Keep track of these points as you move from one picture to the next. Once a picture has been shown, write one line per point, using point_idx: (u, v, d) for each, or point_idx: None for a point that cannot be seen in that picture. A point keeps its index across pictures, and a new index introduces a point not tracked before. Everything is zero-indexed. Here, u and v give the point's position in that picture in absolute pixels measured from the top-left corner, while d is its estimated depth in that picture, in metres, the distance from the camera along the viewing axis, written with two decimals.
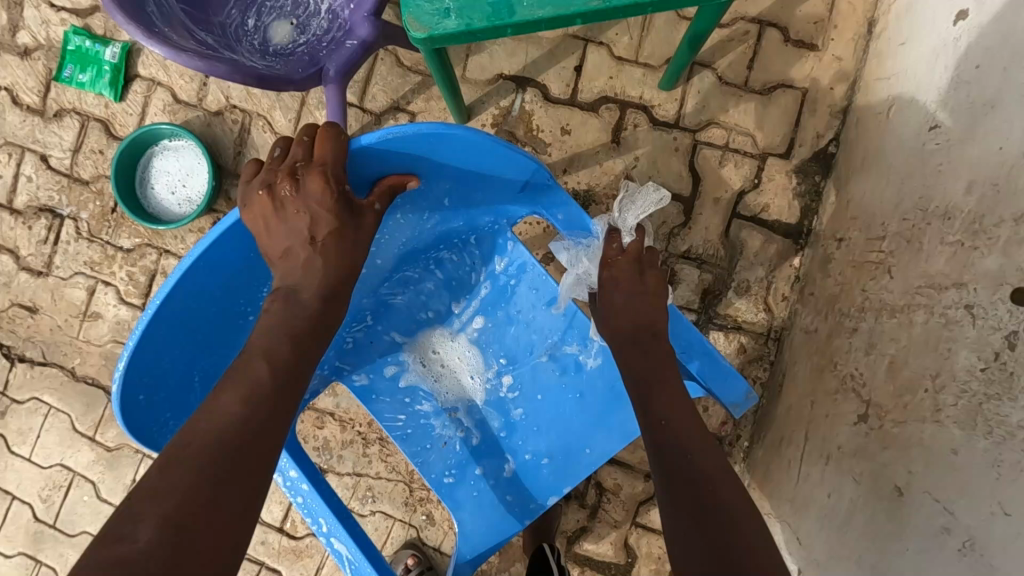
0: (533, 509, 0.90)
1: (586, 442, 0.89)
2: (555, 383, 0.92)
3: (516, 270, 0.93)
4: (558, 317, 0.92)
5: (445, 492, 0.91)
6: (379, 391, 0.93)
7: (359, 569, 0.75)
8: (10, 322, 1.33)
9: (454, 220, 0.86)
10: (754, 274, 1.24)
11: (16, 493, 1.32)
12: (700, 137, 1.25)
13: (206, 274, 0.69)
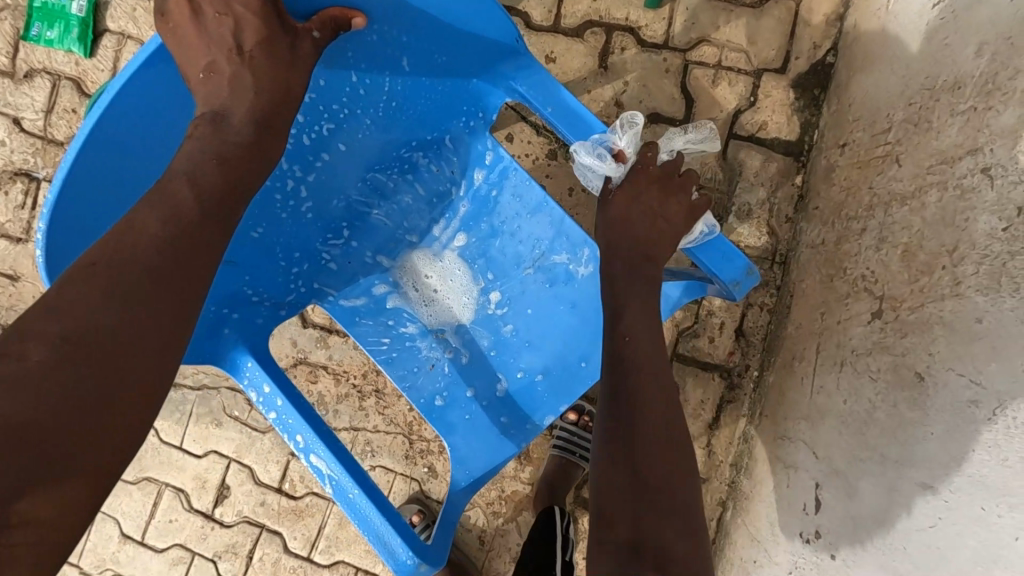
0: (530, 430, 0.88)
1: (583, 354, 0.86)
2: (544, 294, 0.90)
3: (498, 176, 0.92)
4: (546, 225, 0.90)
5: (436, 418, 0.90)
6: (360, 313, 0.92)
7: (339, 486, 0.75)
8: None
9: (422, 111, 0.85)
10: (755, 196, 1.19)
11: None
12: (690, 56, 1.19)
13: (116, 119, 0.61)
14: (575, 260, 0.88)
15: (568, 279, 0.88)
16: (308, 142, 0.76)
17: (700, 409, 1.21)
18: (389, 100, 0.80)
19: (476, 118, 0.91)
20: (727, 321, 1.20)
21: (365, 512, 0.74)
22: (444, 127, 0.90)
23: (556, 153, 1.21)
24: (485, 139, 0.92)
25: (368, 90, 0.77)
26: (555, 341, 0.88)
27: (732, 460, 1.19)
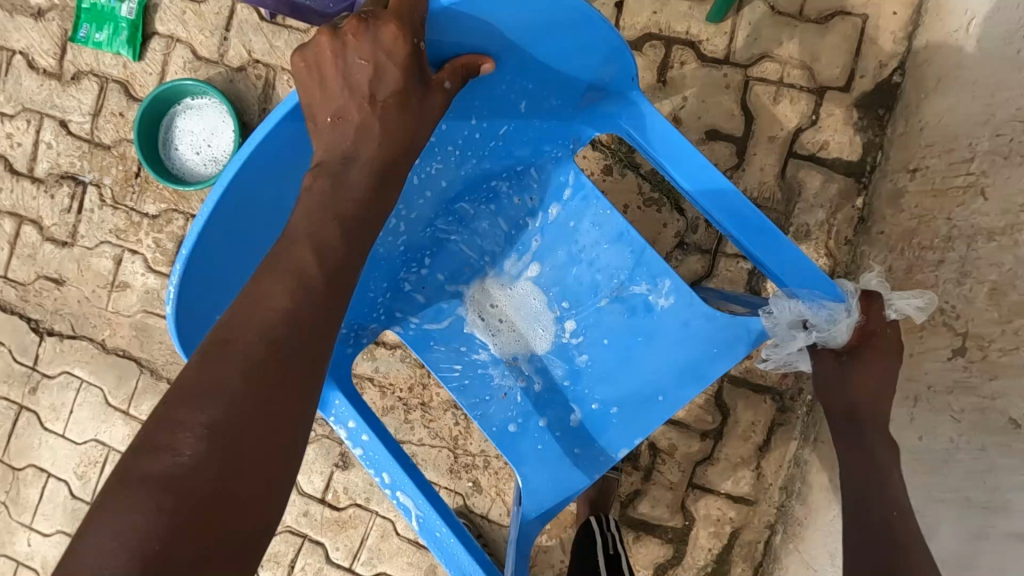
0: (602, 462, 0.87)
1: (662, 389, 0.85)
2: (621, 323, 0.87)
3: (580, 204, 0.89)
4: (626, 253, 0.87)
5: (507, 446, 0.90)
6: (436, 339, 0.92)
7: (427, 522, 0.78)
8: (36, 295, 1.29)
9: (516, 148, 0.85)
10: (814, 218, 1.16)
11: (52, 470, 1.31)
12: (751, 72, 1.17)
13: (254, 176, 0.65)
14: (654, 288, 0.86)
15: (647, 312, 0.86)
16: (401, 187, 0.78)
17: (750, 431, 1.20)
18: (488, 136, 0.80)
19: (565, 152, 0.89)
20: None
21: (451, 547, 0.78)
22: (533, 160, 0.89)
23: (612, 168, 1.18)
24: (571, 172, 0.89)
25: (476, 130, 0.78)
26: (631, 375, 0.87)
27: (781, 483, 1.19)
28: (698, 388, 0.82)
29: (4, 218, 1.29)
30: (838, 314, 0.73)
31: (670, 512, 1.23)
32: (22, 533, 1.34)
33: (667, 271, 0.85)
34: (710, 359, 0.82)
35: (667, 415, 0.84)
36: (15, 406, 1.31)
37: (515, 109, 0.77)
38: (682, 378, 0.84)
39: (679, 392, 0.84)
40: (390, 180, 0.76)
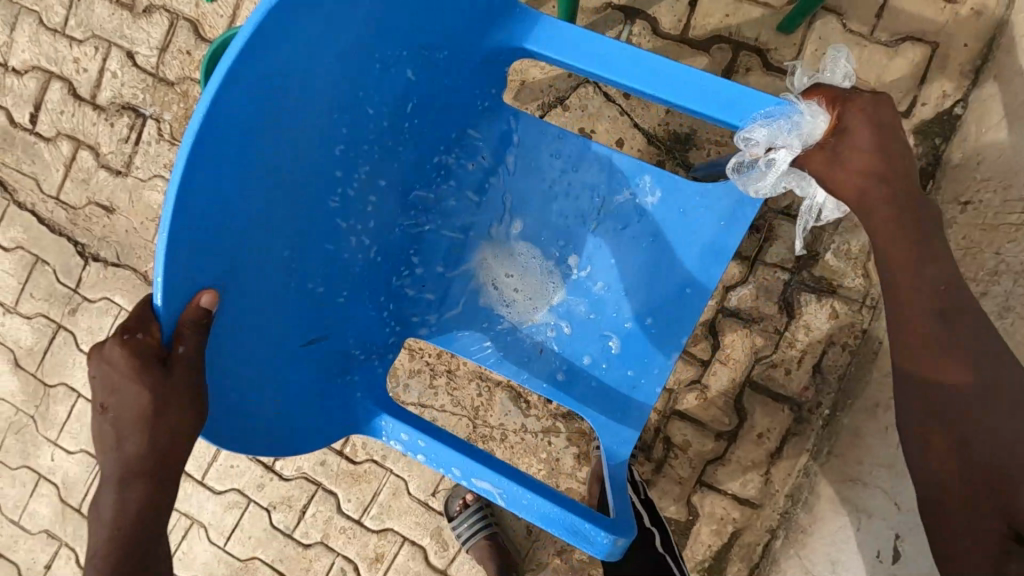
0: (657, 373, 0.89)
1: (684, 282, 0.87)
2: (617, 240, 0.90)
3: (534, 142, 0.92)
4: (598, 169, 0.91)
5: (563, 396, 0.92)
6: (458, 328, 0.94)
7: (511, 496, 0.75)
8: (86, 220, 1.32)
9: (433, 115, 0.83)
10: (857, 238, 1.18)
11: (82, 391, 1.35)
12: None
13: (208, 173, 0.60)
14: (636, 188, 0.89)
15: (641, 215, 0.89)
16: (351, 195, 0.77)
17: (764, 437, 1.23)
18: (390, 125, 0.77)
19: (481, 107, 0.89)
20: (805, 355, 1.21)
21: (545, 511, 0.73)
22: (462, 120, 0.88)
23: (664, 164, 1.20)
24: (507, 112, 0.91)
25: (376, 117, 0.75)
26: (650, 284, 0.89)
27: (787, 491, 1.21)
28: (721, 265, 0.86)
29: (62, 140, 1.32)
30: (797, 117, 0.70)
31: (676, 506, 1.27)
32: (47, 448, 1.38)
33: (641, 172, 0.89)
34: (707, 237, 0.86)
35: (701, 304, 0.87)
36: (54, 325, 1.35)
37: (401, 83, 0.75)
38: (703, 263, 0.87)
39: (702, 278, 0.87)
40: (339, 188, 0.75)
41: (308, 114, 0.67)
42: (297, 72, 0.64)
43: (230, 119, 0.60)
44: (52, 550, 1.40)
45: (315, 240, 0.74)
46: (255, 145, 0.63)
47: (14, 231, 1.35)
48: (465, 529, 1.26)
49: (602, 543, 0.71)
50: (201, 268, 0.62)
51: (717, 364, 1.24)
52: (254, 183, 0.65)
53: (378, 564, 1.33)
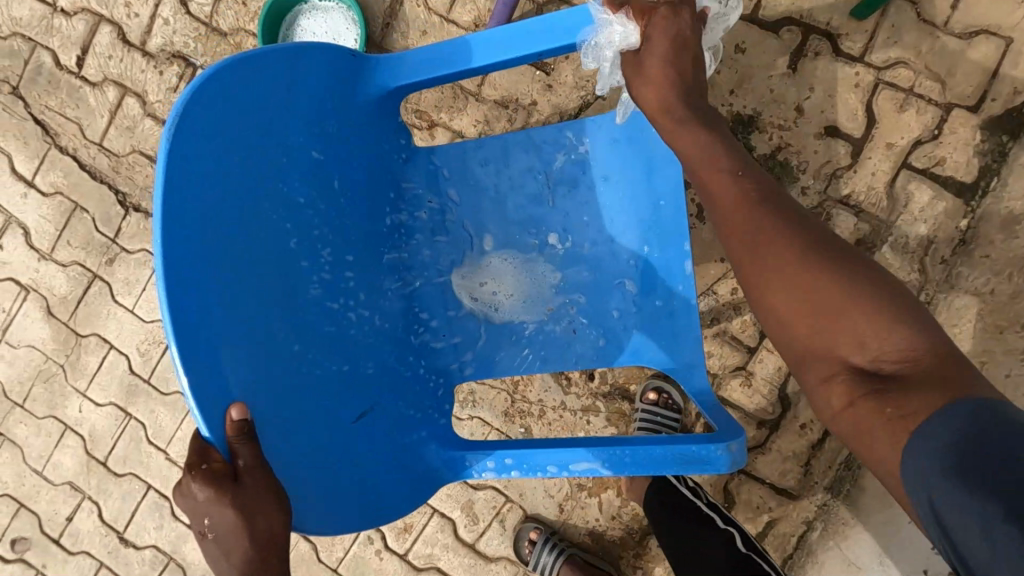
0: (686, 288, 0.78)
1: (658, 195, 0.79)
2: (580, 200, 0.82)
3: (456, 164, 0.83)
4: (499, 141, 0.83)
5: (619, 360, 0.80)
6: (494, 353, 0.82)
7: (620, 462, 0.67)
8: (128, 168, 1.30)
9: (370, 177, 0.75)
10: (915, 232, 1.16)
11: (114, 343, 1.33)
12: (884, 75, 1.16)
13: (192, 286, 0.54)
14: (566, 149, 0.82)
15: (581, 166, 0.81)
16: (330, 276, 0.69)
17: (807, 428, 1.21)
18: (329, 194, 0.69)
19: (400, 158, 0.80)
20: None
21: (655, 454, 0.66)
22: (391, 178, 0.79)
23: None
24: (429, 154, 0.82)
25: (313, 198, 0.67)
26: (626, 214, 0.80)
27: (828, 483, 1.20)
28: (675, 165, 0.78)
29: (109, 85, 1.29)
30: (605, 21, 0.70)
31: (712, 491, 1.26)
32: (76, 399, 1.36)
33: (560, 131, 0.82)
34: (653, 166, 0.79)
35: (682, 208, 0.78)
36: (89, 274, 1.32)
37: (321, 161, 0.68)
38: (659, 172, 0.79)
39: (670, 188, 0.79)
40: (316, 273, 0.67)
41: (252, 203, 0.61)
42: (220, 163, 0.58)
43: (186, 245, 0.54)
44: (75, 502, 1.38)
45: (319, 327, 0.67)
46: (221, 246, 0.57)
47: (52, 176, 1.31)
48: (547, 554, 1.23)
49: (719, 454, 0.64)
50: (226, 385, 0.56)
51: (764, 351, 1.22)
52: (236, 284, 0.58)
53: (406, 534, 1.32)
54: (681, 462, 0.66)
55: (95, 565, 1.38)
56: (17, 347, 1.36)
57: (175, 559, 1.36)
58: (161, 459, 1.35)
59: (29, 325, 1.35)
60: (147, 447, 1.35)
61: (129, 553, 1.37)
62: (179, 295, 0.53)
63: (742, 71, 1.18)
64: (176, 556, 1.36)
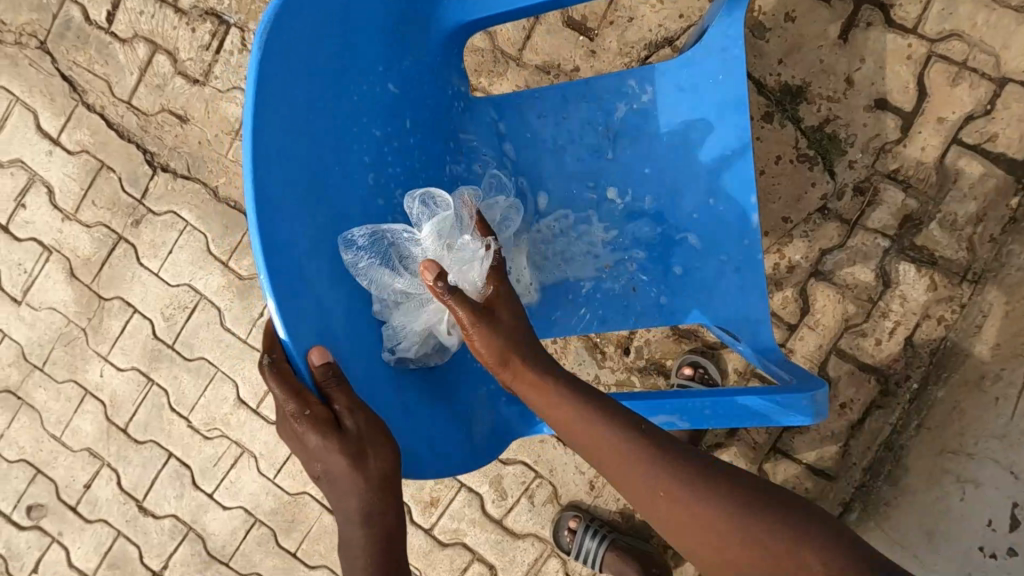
0: (750, 245, 0.77)
1: (723, 144, 0.77)
2: (642, 152, 0.80)
3: (512, 116, 0.80)
4: (559, 93, 0.80)
5: (678, 316, 0.80)
6: (552, 314, 0.80)
7: (698, 414, 0.67)
8: (157, 128, 1.27)
9: (438, 122, 0.73)
10: (964, 209, 1.14)
11: (138, 307, 1.30)
12: (937, 47, 1.13)
13: (282, 216, 0.53)
14: (628, 98, 0.79)
15: (644, 118, 0.79)
16: (404, 219, 0.67)
17: (847, 407, 1.19)
18: (404, 134, 0.67)
19: (459, 108, 0.76)
20: (899, 326, 1.16)
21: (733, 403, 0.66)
22: (451, 128, 0.75)
23: (773, 116, 1.17)
24: (487, 107, 0.79)
25: (388, 135, 0.65)
26: (689, 165, 0.78)
27: (867, 464, 1.17)
28: (743, 113, 0.76)
29: (139, 42, 1.25)
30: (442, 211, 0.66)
31: (747, 472, 1.24)
32: (96, 363, 1.33)
33: (621, 79, 0.79)
34: (720, 115, 0.76)
35: (750, 160, 0.76)
36: (114, 236, 1.29)
37: (394, 97, 0.66)
38: (726, 120, 0.76)
39: (738, 138, 0.76)
40: (390, 215, 0.66)
41: (331, 136, 0.59)
42: (313, 94, 0.56)
43: (278, 172, 0.53)
44: (93, 470, 1.35)
45: (393, 272, 0.65)
46: (304, 181, 0.56)
47: (79, 133, 1.28)
48: (590, 539, 1.21)
49: (806, 405, 0.63)
50: (314, 319, 0.55)
51: (805, 329, 1.19)
52: (319, 220, 0.57)
53: (432, 508, 1.30)
54: (761, 414, 0.66)
55: (112, 534, 1.36)
56: (38, 309, 1.33)
57: (194, 529, 1.34)
58: (183, 427, 1.32)
59: (51, 287, 1.32)
60: (169, 414, 1.32)
61: (148, 522, 1.34)
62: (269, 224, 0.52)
63: (791, 41, 1.16)
64: (195, 526, 1.33)
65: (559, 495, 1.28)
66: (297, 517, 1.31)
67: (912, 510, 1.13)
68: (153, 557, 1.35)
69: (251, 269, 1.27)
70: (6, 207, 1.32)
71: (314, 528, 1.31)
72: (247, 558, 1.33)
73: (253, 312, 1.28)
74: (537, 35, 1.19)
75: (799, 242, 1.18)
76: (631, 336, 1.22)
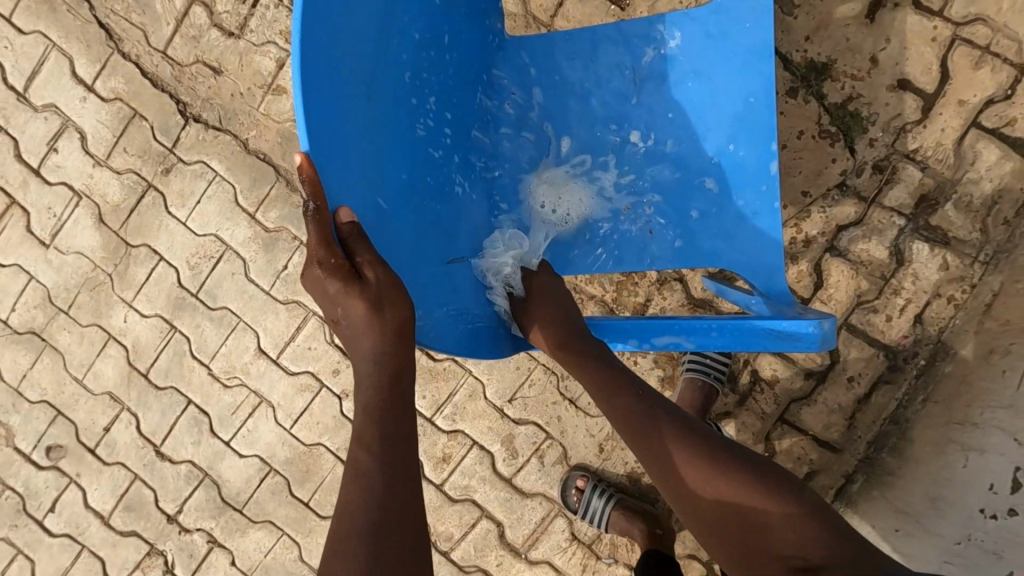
0: (769, 192, 0.77)
1: (747, 92, 0.77)
2: (667, 96, 0.80)
3: (540, 56, 0.82)
4: (588, 36, 0.82)
5: (696, 261, 0.80)
6: (569, 254, 0.82)
7: (705, 337, 0.67)
8: (191, 79, 1.30)
9: (470, 51, 0.76)
10: (980, 191, 1.16)
11: (165, 255, 1.33)
12: (962, 31, 1.15)
13: (327, 87, 0.53)
14: (656, 43, 0.80)
15: (669, 62, 0.80)
16: (434, 128, 0.69)
17: (855, 381, 1.22)
18: (439, 52, 0.69)
19: (492, 46, 0.80)
20: (910, 304, 1.19)
21: (739, 326, 0.66)
22: (483, 64, 0.79)
23: (797, 91, 1.19)
24: (520, 49, 0.82)
25: (425, 42, 0.67)
26: (712, 110, 0.79)
27: (872, 437, 1.21)
28: (769, 58, 0.76)
29: None
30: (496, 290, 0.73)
31: (753, 441, 1.27)
32: (121, 309, 1.36)
33: (650, 24, 0.80)
34: (746, 59, 0.77)
35: (773, 109, 0.77)
36: (144, 184, 1.32)
37: (434, 10, 0.68)
38: (750, 68, 0.77)
39: (762, 82, 0.77)
40: (423, 120, 0.67)
41: (377, 24, 0.59)
42: None
43: (329, 51, 0.54)
44: (113, 413, 1.38)
45: (423, 176, 0.66)
46: (351, 55, 0.56)
47: (114, 81, 1.31)
48: (597, 498, 1.24)
49: (815, 332, 0.63)
50: (352, 190, 0.55)
51: (817, 303, 1.22)
52: (361, 99, 0.57)
53: (444, 465, 1.33)
54: (772, 338, 0.65)
55: (129, 476, 1.38)
56: (65, 254, 1.36)
57: (210, 475, 1.36)
58: (204, 374, 1.35)
59: (79, 232, 1.35)
60: (190, 361, 1.35)
61: (165, 467, 1.37)
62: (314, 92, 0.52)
63: (819, 18, 1.18)
64: (211, 472, 1.36)
65: (569, 456, 1.30)
66: (311, 468, 1.33)
67: (917, 480, 1.15)
68: (168, 501, 1.37)
69: (277, 222, 1.30)
70: (39, 151, 1.34)
71: (328, 480, 1.33)
72: (260, 506, 1.35)
73: (277, 265, 1.30)
74: (569, 2, 1.20)
75: (816, 217, 1.21)
76: (648, 303, 1.24)
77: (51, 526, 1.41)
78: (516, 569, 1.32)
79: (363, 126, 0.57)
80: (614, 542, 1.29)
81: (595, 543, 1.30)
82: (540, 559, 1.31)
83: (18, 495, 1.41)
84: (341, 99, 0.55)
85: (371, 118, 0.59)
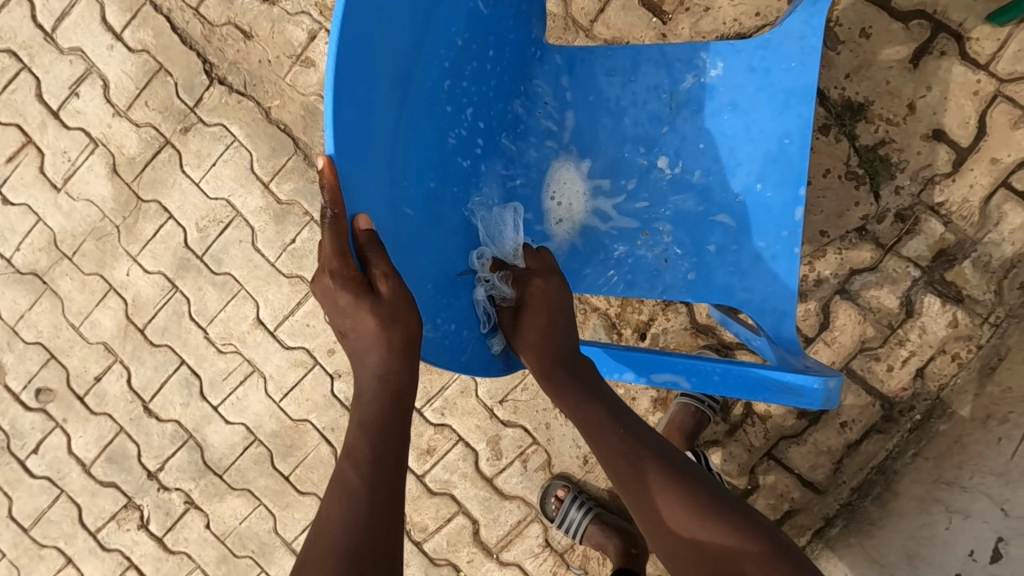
0: (790, 236, 0.76)
1: (783, 132, 0.76)
2: (702, 125, 0.79)
3: (579, 68, 0.81)
4: (631, 53, 0.80)
5: (709, 295, 0.79)
6: (581, 271, 0.81)
7: (703, 378, 0.67)
8: (221, 40, 1.28)
9: (510, 56, 0.74)
10: (1000, 252, 1.13)
11: (175, 214, 1.32)
12: (1006, 87, 1.12)
13: (360, 84, 0.52)
14: (697, 70, 0.78)
15: (709, 92, 0.78)
16: (465, 134, 0.68)
17: (847, 426, 1.21)
18: (479, 55, 0.68)
19: (532, 54, 0.79)
20: (914, 356, 1.17)
21: (740, 376, 0.65)
22: (522, 71, 0.78)
23: (829, 129, 1.18)
24: (560, 60, 0.80)
25: (467, 47, 0.65)
26: (745, 146, 0.77)
27: (856, 484, 1.20)
28: (811, 101, 0.75)
29: None
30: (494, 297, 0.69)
31: (738, 472, 1.26)
32: (125, 262, 1.35)
33: (695, 49, 0.78)
34: (787, 102, 0.75)
35: (806, 152, 0.76)
36: (162, 139, 1.31)
37: (480, 16, 0.67)
38: (790, 108, 0.75)
39: (798, 125, 0.75)
40: (454, 125, 0.66)
41: (419, 26, 0.58)
42: None
43: (365, 45, 0.52)
44: (105, 364, 1.38)
45: (445, 182, 0.65)
46: (388, 56, 0.55)
47: (142, 33, 1.30)
48: (575, 509, 1.24)
49: (818, 391, 0.62)
50: (368, 191, 0.54)
51: (821, 343, 1.21)
52: (392, 102, 0.56)
53: (427, 457, 1.33)
54: (775, 391, 0.65)
55: (114, 429, 1.39)
56: (75, 200, 1.35)
57: (195, 438, 1.37)
58: (200, 337, 1.35)
59: (92, 180, 1.34)
60: (188, 322, 1.35)
61: (151, 424, 1.38)
62: (342, 86, 0.50)
63: (862, 57, 1.16)
64: (196, 435, 1.37)
65: (552, 463, 1.30)
66: (296, 443, 1.33)
67: (898, 534, 1.14)
68: (150, 458, 1.38)
69: (290, 195, 1.28)
70: (61, 94, 1.33)
71: (310, 457, 1.33)
72: (241, 475, 1.35)
73: (285, 238, 1.29)
74: (611, 10, 1.18)
75: (831, 257, 1.20)
76: (650, 323, 1.23)
77: (32, 467, 1.42)
78: (486, 568, 1.32)
79: (391, 126, 0.56)
80: (586, 554, 1.30)
81: (568, 552, 1.30)
82: (511, 561, 1.31)
83: (4, 433, 1.43)
84: (372, 97, 0.54)
85: (400, 116, 0.57)
